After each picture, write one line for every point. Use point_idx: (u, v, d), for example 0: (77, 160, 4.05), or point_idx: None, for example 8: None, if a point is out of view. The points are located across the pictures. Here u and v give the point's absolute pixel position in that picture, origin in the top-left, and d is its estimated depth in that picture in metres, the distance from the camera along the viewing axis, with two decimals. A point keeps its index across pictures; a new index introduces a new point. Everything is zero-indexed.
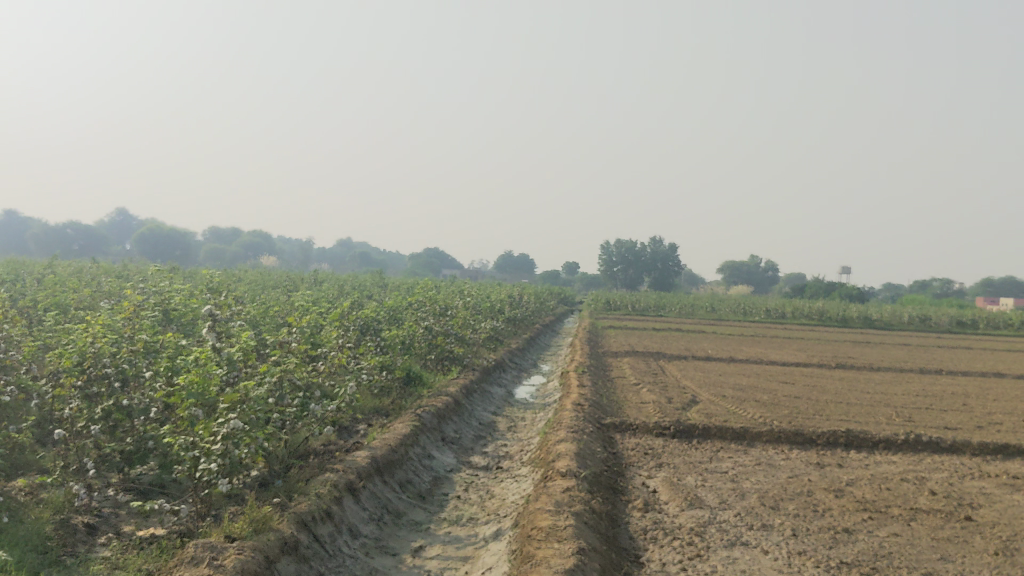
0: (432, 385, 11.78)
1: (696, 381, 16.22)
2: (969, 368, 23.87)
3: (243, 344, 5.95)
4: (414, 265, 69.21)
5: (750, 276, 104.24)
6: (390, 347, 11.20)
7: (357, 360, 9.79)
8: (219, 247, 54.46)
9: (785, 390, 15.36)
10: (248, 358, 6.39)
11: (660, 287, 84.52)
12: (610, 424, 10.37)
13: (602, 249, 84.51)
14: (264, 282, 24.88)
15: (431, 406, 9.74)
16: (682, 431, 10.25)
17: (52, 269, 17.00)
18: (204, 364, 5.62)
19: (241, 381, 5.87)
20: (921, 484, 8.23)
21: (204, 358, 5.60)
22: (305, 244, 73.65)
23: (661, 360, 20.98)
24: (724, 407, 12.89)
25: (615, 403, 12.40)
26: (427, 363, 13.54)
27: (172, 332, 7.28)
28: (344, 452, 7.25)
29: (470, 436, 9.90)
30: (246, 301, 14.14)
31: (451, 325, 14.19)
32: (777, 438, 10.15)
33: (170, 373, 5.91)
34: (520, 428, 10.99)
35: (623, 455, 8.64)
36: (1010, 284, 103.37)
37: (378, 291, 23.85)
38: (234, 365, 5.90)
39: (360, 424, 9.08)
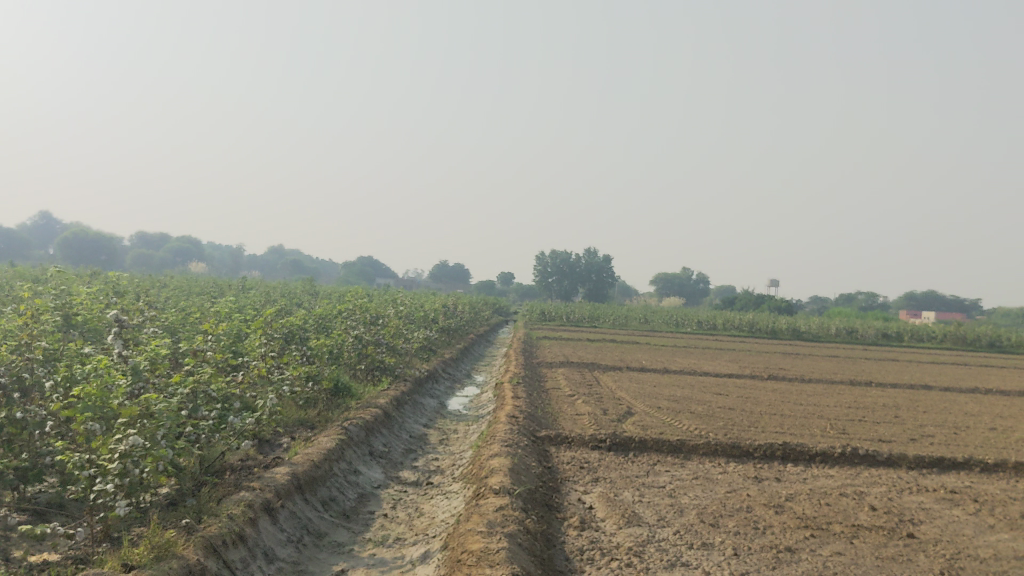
0: (361, 396, 11.35)
1: (631, 393, 16.05)
2: (897, 380, 24.23)
3: (150, 353, 5.49)
4: (348, 273, 68.33)
5: (682, 288, 105.44)
6: (317, 356, 10.75)
7: (279, 370, 9.33)
8: (146, 253, 52.95)
9: (720, 402, 15.27)
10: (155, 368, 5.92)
11: (594, 298, 84.91)
12: (544, 437, 10.06)
13: (536, 260, 84.54)
14: (191, 288, 24.11)
15: (359, 419, 9.32)
16: (618, 444, 9.98)
17: None
18: (105, 374, 5.15)
19: (147, 393, 5.41)
20: (860, 499, 8.09)
21: (105, 368, 5.13)
22: (235, 250, 72.17)
23: (596, 371, 20.81)
24: (659, 419, 12.69)
25: (549, 415, 12.12)
26: (357, 373, 13.11)
27: (77, 339, 6.76)
28: (262, 468, 6.80)
29: (399, 450, 9.49)
30: (167, 307, 13.54)
31: (382, 334, 13.78)
32: (714, 451, 9.95)
33: (70, 383, 5.42)
34: (452, 441, 10.62)
35: (558, 470, 8.33)
36: (931, 298, 106.41)
37: (307, 299, 23.28)
38: (140, 376, 5.44)
39: (283, 438, 8.62)
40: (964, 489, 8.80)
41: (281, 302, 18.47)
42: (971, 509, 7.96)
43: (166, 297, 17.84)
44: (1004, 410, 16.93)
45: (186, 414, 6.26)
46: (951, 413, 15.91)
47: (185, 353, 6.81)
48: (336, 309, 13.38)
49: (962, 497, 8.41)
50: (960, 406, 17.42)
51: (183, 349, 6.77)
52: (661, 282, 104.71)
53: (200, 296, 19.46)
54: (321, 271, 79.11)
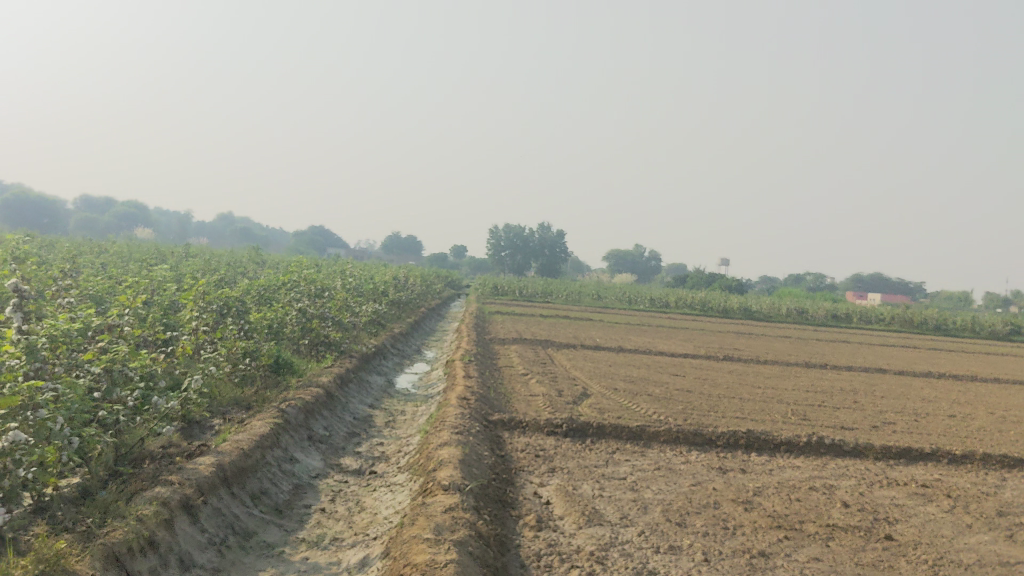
0: (303, 374, 10.68)
1: (586, 373, 15.56)
2: (849, 362, 24.13)
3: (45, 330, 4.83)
4: (298, 243, 67.03)
5: (634, 266, 105.56)
6: (255, 331, 10.06)
7: (211, 346, 8.64)
8: (88, 217, 51.14)
9: (677, 384, 14.83)
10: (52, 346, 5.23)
11: (546, 273, 84.55)
12: (497, 421, 9.48)
13: (490, 233, 83.83)
14: (130, 254, 23.06)
15: (298, 400, 8.65)
16: (574, 430, 9.44)
17: None
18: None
19: (41, 373, 4.75)
20: (830, 494, 7.64)
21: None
22: (182, 217, 70.35)
23: (549, 348, 20.28)
24: (615, 401, 12.18)
25: (502, 395, 11.55)
26: (299, 348, 12.42)
27: None
28: (186, 456, 6.14)
29: (341, 434, 8.84)
30: (97, 274, 12.69)
31: (328, 307, 13.09)
32: (676, 439, 9.45)
33: None
34: (399, 424, 9.99)
35: (512, 458, 7.76)
36: (875, 280, 108.14)
37: (252, 268, 22.40)
38: (33, 355, 4.77)
39: (214, 419, 7.96)
40: (936, 483, 8.41)
41: (223, 271, 17.62)
42: (946, 506, 7.55)
43: (100, 264, 16.91)
44: (960, 396, 16.74)
45: (96, 396, 5.59)
46: (908, 399, 15.67)
47: (98, 320, 6.12)
48: (279, 280, 12.64)
49: (934, 492, 8.01)
50: (917, 391, 17.21)
51: (95, 324, 6.07)
52: (613, 259, 104.86)
53: (138, 262, 18.54)
54: (271, 240, 77.61)
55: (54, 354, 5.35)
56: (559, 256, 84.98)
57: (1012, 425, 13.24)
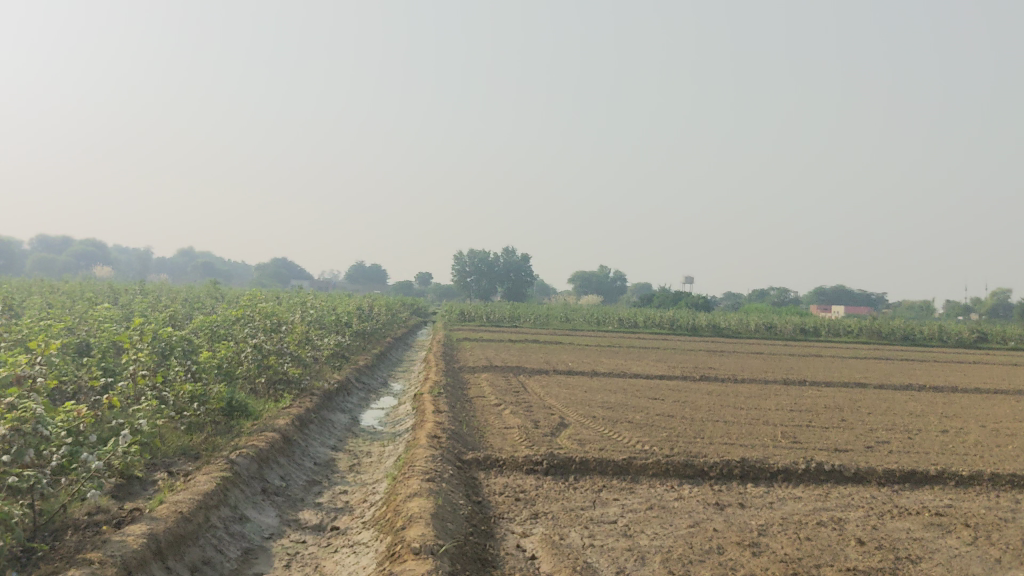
0: (258, 416, 9.87)
1: (562, 400, 14.85)
2: (828, 377, 23.62)
3: None
4: (263, 276, 66.06)
5: (600, 286, 105.33)
6: (204, 373, 9.20)
7: (151, 393, 7.81)
8: (46, 256, 49.94)
9: (658, 409, 14.12)
10: None
11: (512, 297, 84.02)
12: (471, 461, 8.71)
13: (454, 258, 83.24)
14: (83, 293, 22.08)
15: (250, 448, 7.82)
16: (555, 467, 8.68)
17: None
18: None
19: None
20: (841, 530, 6.94)
21: None
22: (141, 253, 68.89)
23: (521, 375, 19.57)
24: (595, 431, 11.48)
25: (475, 430, 10.80)
26: (255, 388, 11.61)
27: None
28: (115, 525, 5.33)
29: (299, 484, 8.02)
30: (34, 316, 11.78)
31: (287, 342, 12.23)
32: (665, 472, 8.72)
33: None
34: (364, 467, 9.20)
35: (489, 504, 7.00)
36: (839, 293, 108.72)
37: (209, 303, 21.48)
38: None
39: (156, 475, 7.14)
40: (949, 510, 7.75)
41: (176, 307, 16.71)
42: (966, 537, 6.89)
43: (44, 304, 15.96)
44: (945, 410, 16.20)
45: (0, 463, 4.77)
46: (897, 415, 15.06)
47: (11, 369, 5.31)
48: (232, 315, 11.80)
49: (951, 522, 7.33)
50: (901, 405, 16.65)
51: (5, 375, 5.24)
52: (579, 280, 104.58)
53: (85, 301, 17.55)
54: (234, 274, 76.48)
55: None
56: (525, 279, 84.45)
57: (1008, 439, 12.69)
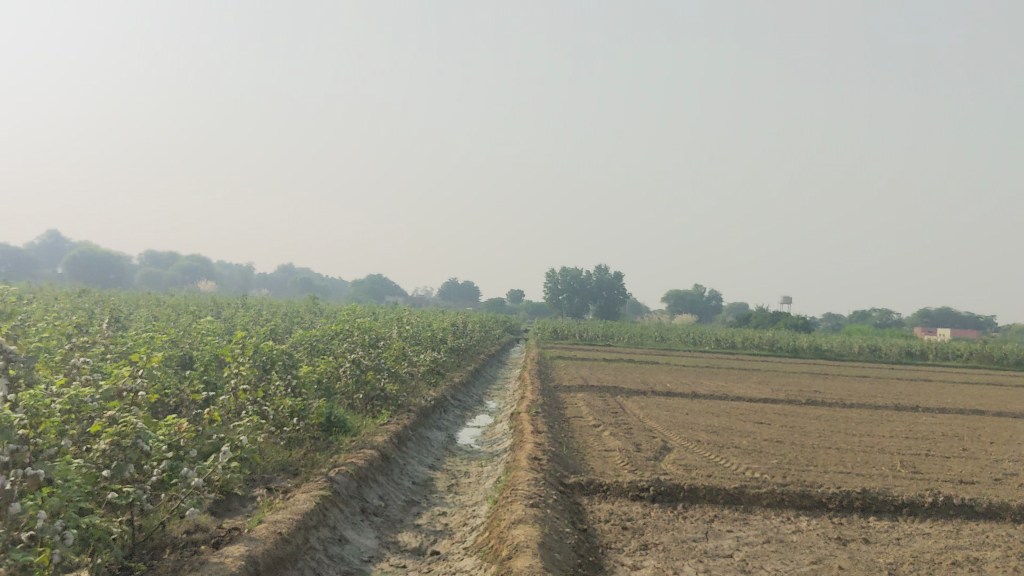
0: (356, 432, 9.74)
1: (663, 422, 14.38)
2: (941, 403, 22.45)
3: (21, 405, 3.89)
4: (359, 292, 67.10)
5: (694, 305, 103.63)
6: (304, 387, 9.09)
7: (252, 408, 7.72)
8: (154, 271, 51.71)
9: (764, 434, 13.52)
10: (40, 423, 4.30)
11: (605, 316, 83.33)
12: (574, 485, 8.38)
13: (547, 275, 83.15)
14: (188, 307, 22.55)
15: (349, 466, 7.65)
16: (662, 494, 8.28)
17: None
18: None
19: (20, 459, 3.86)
20: (980, 571, 6.35)
21: None
22: (243, 269, 70.82)
23: (619, 395, 19.10)
24: (701, 456, 11.00)
25: (576, 453, 10.46)
26: (353, 403, 11.50)
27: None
28: (213, 545, 5.18)
29: (398, 504, 7.81)
30: (139, 329, 11.93)
31: (384, 357, 12.08)
32: (780, 502, 8.22)
33: None
34: (463, 488, 8.96)
35: (595, 533, 6.65)
36: (946, 315, 104.55)
37: (308, 318, 21.68)
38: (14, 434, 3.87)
39: (256, 490, 7.03)
40: None
41: (276, 322, 16.86)
42: None
43: (150, 317, 16.27)
44: None
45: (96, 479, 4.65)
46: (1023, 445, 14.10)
47: (111, 382, 5.21)
48: (331, 330, 11.75)
49: None
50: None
51: (106, 389, 5.15)
52: (673, 299, 103.13)
53: (189, 314, 17.85)
54: (332, 290, 77.89)
55: (36, 429, 4.41)
56: (618, 297, 83.61)
57: None
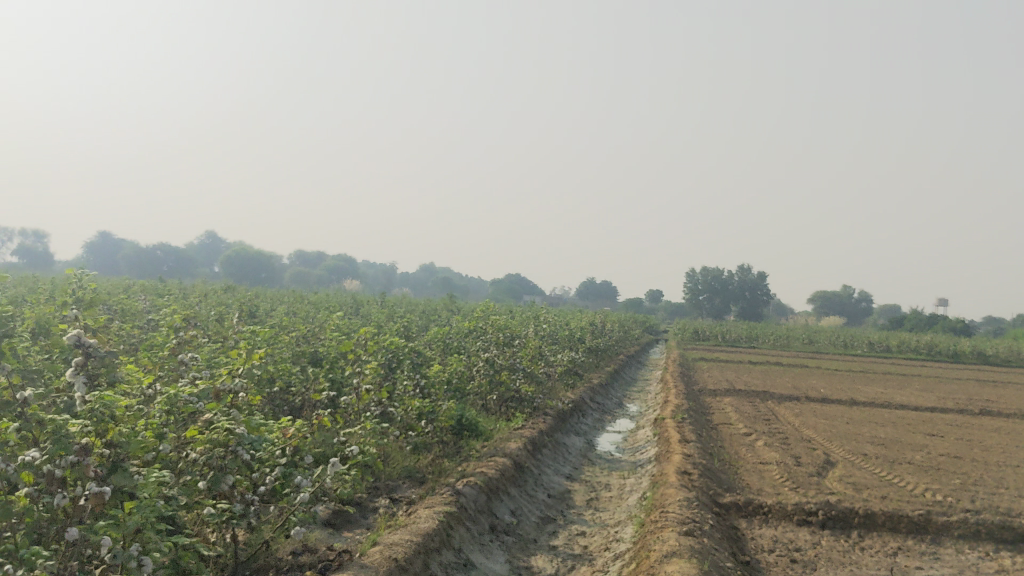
0: (489, 438, 9.05)
1: (823, 433, 13.10)
2: None
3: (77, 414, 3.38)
4: (498, 291, 67.13)
5: (844, 308, 99.02)
6: (434, 387, 8.47)
7: (379, 411, 7.12)
8: (301, 269, 53.14)
9: (940, 448, 12.07)
10: (113, 431, 3.79)
11: (748, 317, 80.53)
12: (728, 506, 7.43)
13: (687, 275, 81.25)
14: (330, 303, 22.57)
15: (480, 476, 6.96)
16: (834, 519, 7.24)
17: (82, 279, 14.96)
18: None
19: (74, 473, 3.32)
20: None
21: None
22: (387, 268, 72.12)
23: (769, 401, 17.79)
24: (871, 473, 9.78)
25: (728, 466, 9.46)
26: (487, 405, 10.82)
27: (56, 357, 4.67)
28: (320, 572, 4.59)
29: (532, 520, 7.07)
30: (271, 323, 11.60)
31: (520, 357, 11.36)
32: (976, 534, 7.01)
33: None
34: (605, 503, 8.13)
35: (761, 569, 5.72)
36: None
37: (445, 316, 21.29)
38: (70, 443, 3.34)
39: (378, 499, 6.45)
40: None
41: (410, 319, 16.47)
42: None
43: (287, 312, 16.13)
44: None
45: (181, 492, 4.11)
46: None
47: (206, 382, 4.68)
48: (465, 327, 11.15)
49: None
50: None
51: (204, 389, 4.62)
52: (820, 300, 99.05)
53: (327, 311, 17.68)
54: (471, 290, 78.39)
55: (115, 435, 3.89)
56: (762, 297, 80.56)
57: None
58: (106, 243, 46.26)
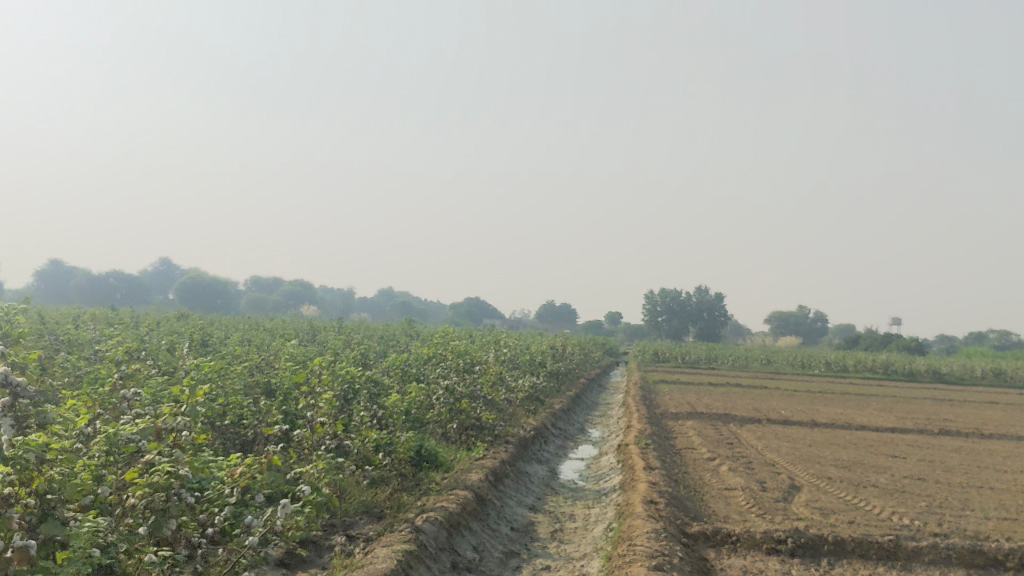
0: (450, 468, 8.80)
1: (786, 456, 12.99)
2: None
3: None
4: (458, 315, 66.81)
5: (799, 328, 100.03)
6: (391, 417, 8.22)
7: (334, 445, 6.85)
8: (258, 295, 52.41)
9: (903, 470, 12.01)
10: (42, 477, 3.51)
11: (706, 338, 80.97)
12: (696, 536, 7.25)
13: (646, 297, 81.62)
14: (286, 330, 22.12)
15: (440, 510, 6.71)
16: (803, 547, 7.08)
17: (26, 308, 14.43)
18: None
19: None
20: None
21: None
22: (345, 293, 71.50)
23: (731, 424, 17.70)
24: (837, 497, 9.67)
25: (694, 493, 9.28)
26: (447, 434, 10.56)
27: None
28: None
29: (494, 555, 6.83)
30: (223, 353, 11.24)
31: (480, 384, 11.12)
32: (947, 559, 6.89)
33: None
34: (569, 535, 7.91)
35: None
36: None
37: (404, 342, 20.97)
38: None
39: (334, 537, 6.17)
40: None
41: (368, 346, 16.14)
42: None
43: (240, 341, 15.70)
44: None
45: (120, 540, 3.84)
46: None
47: (147, 421, 4.39)
48: (424, 354, 10.89)
49: None
50: None
51: (146, 428, 4.35)
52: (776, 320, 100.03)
53: (283, 339, 17.28)
54: (431, 314, 77.95)
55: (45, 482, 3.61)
56: (720, 319, 81.08)
57: None
58: (56, 270, 45.25)
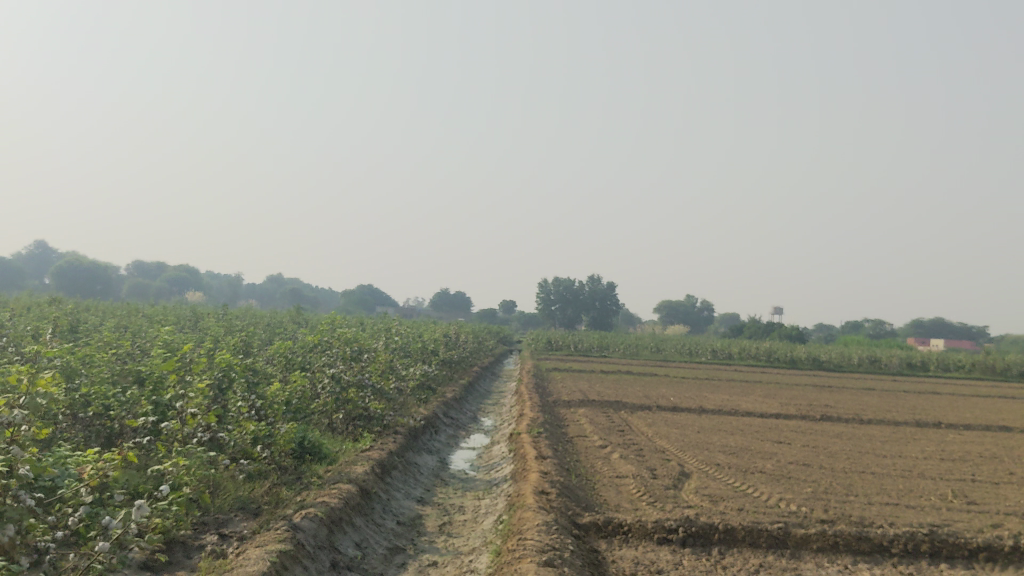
0: (335, 460, 8.42)
1: (676, 443, 13.04)
2: (960, 417, 21.07)
3: None
4: (350, 303, 65.64)
5: (687, 317, 102.28)
6: (271, 407, 7.79)
7: (206, 437, 6.41)
8: (140, 282, 50.31)
9: (788, 456, 12.18)
10: None
11: (598, 327, 81.94)
12: (588, 527, 7.09)
13: (539, 287, 82.04)
14: (168, 317, 21.16)
15: (321, 506, 6.35)
16: (695, 536, 7.00)
17: None
18: None
19: None
20: None
21: None
22: (233, 279, 69.44)
23: (623, 411, 17.76)
24: (726, 484, 9.70)
25: (586, 482, 9.14)
26: (333, 424, 10.16)
27: None
28: None
29: (378, 551, 6.51)
30: (91, 340, 10.53)
31: (369, 372, 10.74)
32: (834, 546, 6.91)
33: None
34: (458, 528, 7.64)
35: None
36: (941, 326, 103.55)
37: (292, 330, 20.30)
38: None
39: (206, 535, 5.75)
40: None
41: (252, 335, 15.50)
42: None
43: (114, 328, 14.85)
44: None
45: None
46: None
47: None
48: (309, 340, 10.44)
49: None
50: None
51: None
52: (665, 309, 102.06)
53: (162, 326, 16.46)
54: (322, 301, 76.51)
55: None
56: (612, 307, 82.15)
57: None
58: None
